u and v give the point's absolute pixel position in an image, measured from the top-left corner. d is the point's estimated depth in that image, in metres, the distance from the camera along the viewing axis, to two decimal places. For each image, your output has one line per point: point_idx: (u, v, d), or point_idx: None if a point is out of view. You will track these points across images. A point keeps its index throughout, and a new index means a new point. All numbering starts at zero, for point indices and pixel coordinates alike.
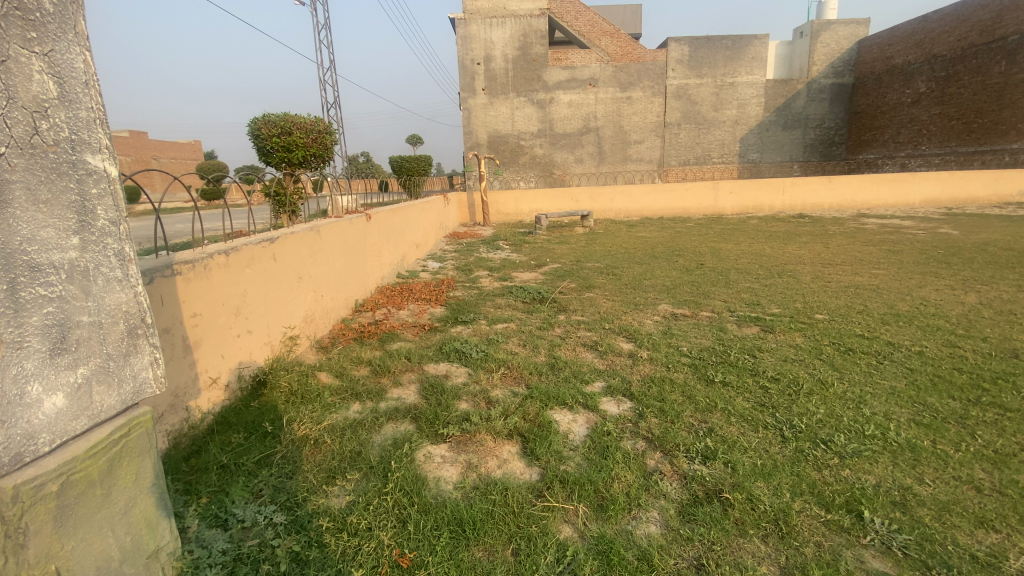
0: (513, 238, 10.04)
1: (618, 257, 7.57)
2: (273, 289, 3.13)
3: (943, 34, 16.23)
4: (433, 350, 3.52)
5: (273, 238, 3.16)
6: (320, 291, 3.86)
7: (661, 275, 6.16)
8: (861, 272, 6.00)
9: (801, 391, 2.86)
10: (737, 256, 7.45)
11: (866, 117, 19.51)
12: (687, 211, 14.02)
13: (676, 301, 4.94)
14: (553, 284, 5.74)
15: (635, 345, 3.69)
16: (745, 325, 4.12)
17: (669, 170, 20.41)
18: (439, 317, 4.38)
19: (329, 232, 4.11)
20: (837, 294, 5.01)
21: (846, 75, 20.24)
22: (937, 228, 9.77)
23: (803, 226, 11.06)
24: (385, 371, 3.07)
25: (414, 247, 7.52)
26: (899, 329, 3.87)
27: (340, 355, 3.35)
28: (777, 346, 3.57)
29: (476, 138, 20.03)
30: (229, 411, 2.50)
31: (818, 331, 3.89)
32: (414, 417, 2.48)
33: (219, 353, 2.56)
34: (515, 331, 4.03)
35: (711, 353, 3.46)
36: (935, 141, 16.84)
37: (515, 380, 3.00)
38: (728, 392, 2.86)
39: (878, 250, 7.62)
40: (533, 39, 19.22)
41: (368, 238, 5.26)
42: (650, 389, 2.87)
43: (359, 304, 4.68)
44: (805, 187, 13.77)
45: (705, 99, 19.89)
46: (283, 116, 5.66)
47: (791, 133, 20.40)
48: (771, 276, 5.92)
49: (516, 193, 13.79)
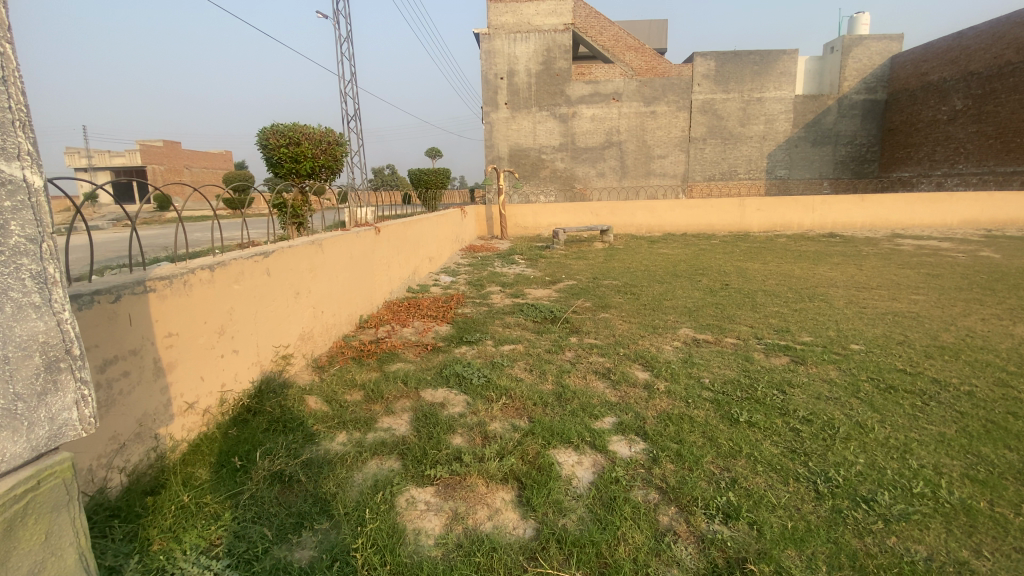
0: (530, 252, 9.83)
1: (637, 275, 7.29)
2: (266, 306, 2.97)
3: (979, 51, 15.54)
4: (433, 373, 3.30)
5: (267, 252, 3.01)
6: (320, 307, 3.69)
7: (683, 296, 5.86)
8: (899, 298, 5.59)
9: (836, 436, 2.53)
10: (764, 276, 7.09)
11: (900, 134, 18.83)
12: (711, 228, 13.62)
13: (699, 325, 4.63)
14: (567, 303, 5.49)
15: (651, 374, 3.41)
16: (773, 355, 3.79)
17: (693, 185, 20.03)
18: (443, 336, 4.17)
19: (333, 245, 3.96)
20: (874, 322, 4.63)
21: (878, 91, 19.63)
22: (978, 251, 9.21)
23: (833, 246, 10.58)
24: (377, 396, 2.87)
25: (427, 261, 7.37)
26: (945, 365, 3.48)
27: (334, 376, 3.17)
28: (809, 381, 3.23)
29: (498, 151, 20.02)
30: (205, 440, 2.33)
31: (855, 365, 3.53)
32: (401, 453, 2.25)
33: (199, 376, 2.40)
34: (521, 354, 3.78)
35: (736, 387, 3.16)
36: (973, 160, 16.01)
37: (517, 412, 2.76)
38: (753, 434, 2.56)
39: (915, 273, 7.16)
40: (557, 53, 19.20)
41: (377, 252, 5.10)
42: (666, 429, 2.59)
43: (363, 319, 4.51)
44: (836, 205, 13.24)
45: (731, 114, 19.52)
46: (291, 127, 5.60)
47: (820, 149, 19.85)
48: (801, 299, 5.57)
49: (535, 207, 13.62)
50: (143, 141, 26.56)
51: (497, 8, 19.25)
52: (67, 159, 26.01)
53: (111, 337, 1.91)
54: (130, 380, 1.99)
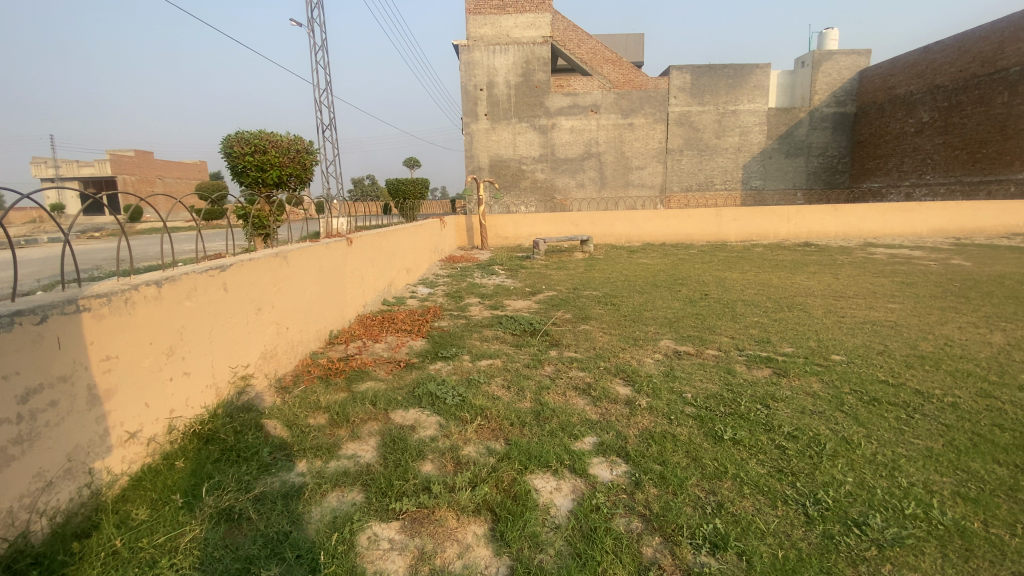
0: (510, 263, 9.72)
1: (618, 285, 7.23)
2: (222, 323, 2.77)
3: (945, 64, 16.13)
4: (405, 392, 3.12)
5: (224, 265, 2.82)
6: (285, 323, 3.50)
7: (663, 306, 5.80)
8: (876, 307, 5.62)
9: (823, 454, 2.44)
10: (742, 286, 7.11)
11: (869, 146, 19.39)
12: (690, 238, 13.73)
13: (680, 337, 4.54)
14: (547, 315, 5.37)
15: (632, 389, 3.28)
16: (755, 367, 3.71)
17: (671, 196, 20.27)
18: (417, 351, 4.00)
19: (299, 258, 3.76)
20: (853, 331, 4.61)
21: (848, 104, 20.18)
22: (948, 259, 9.42)
23: (810, 255, 10.72)
24: (344, 420, 2.68)
25: (404, 272, 7.20)
26: (926, 375, 3.45)
27: (300, 398, 2.99)
28: (793, 395, 3.15)
29: (478, 162, 19.96)
30: (149, 472, 2.13)
31: (837, 376, 3.47)
32: (365, 484, 2.09)
33: (143, 402, 2.20)
34: (499, 370, 3.63)
35: (719, 401, 3.05)
36: (940, 171, 16.52)
37: (493, 434, 2.60)
38: (739, 453, 2.45)
39: (889, 282, 7.25)
40: (536, 66, 19.31)
41: (349, 264, 4.92)
42: (648, 449, 2.47)
43: (332, 335, 4.31)
44: (811, 215, 13.49)
45: (707, 126, 19.84)
46: (257, 135, 5.41)
47: (793, 161, 20.28)
48: (780, 309, 5.56)
49: (515, 217, 13.55)
50: (113, 151, 25.80)
51: (476, 20, 19.30)
52: (34, 170, 25.22)
53: (34, 363, 1.72)
54: (59, 411, 1.79)
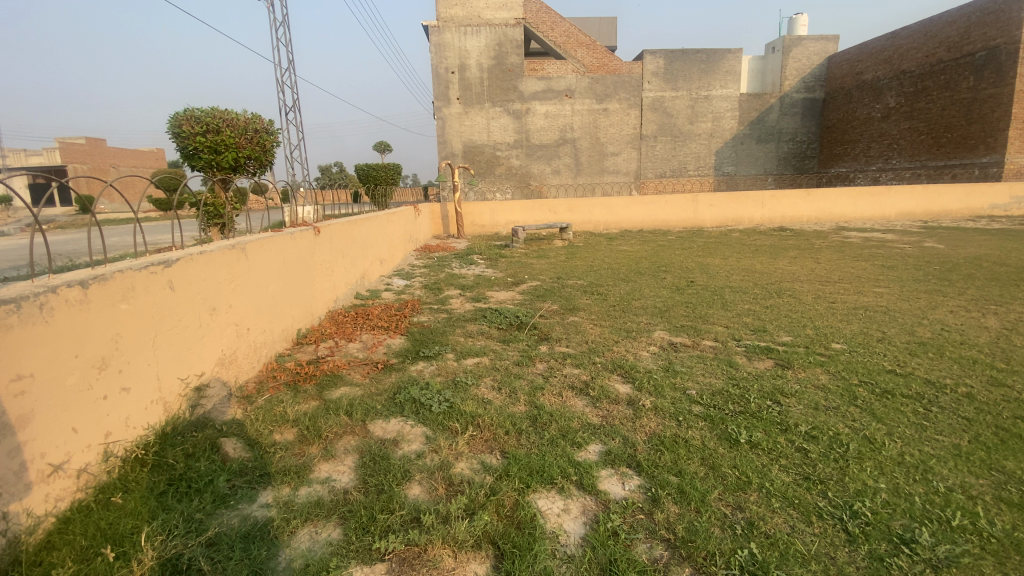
0: (488, 252, 9.38)
1: (601, 273, 7.01)
2: (168, 327, 2.39)
3: (911, 50, 16.38)
4: (385, 399, 2.81)
5: (169, 260, 2.43)
6: (244, 323, 3.12)
7: (651, 295, 5.59)
8: (864, 291, 5.52)
9: (849, 456, 2.25)
10: (727, 272, 6.98)
11: (837, 131, 19.66)
12: (667, 224, 13.63)
13: (673, 327, 4.32)
14: (533, 307, 5.09)
15: (633, 387, 3.03)
16: (756, 358, 3.51)
17: (646, 182, 20.19)
18: (396, 351, 3.67)
19: (260, 250, 3.37)
20: (848, 318, 4.48)
21: (817, 90, 20.39)
22: (921, 242, 9.53)
23: (787, 240, 10.72)
24: (316, 435, 2.35)
25: (377, 263, 6.79)
26: (932, 363, 3.32)
27: (263, 410, 2.63)
28: (803, 389, 2.96)
29: (451, 148, 19.43)
30: (82, 510, 1.76)
31: (843, 367, 3.30)
32: (343, 517, 1.78)
33: (71, 427, 1.81)
34: (487, 369, 3.33)
35: (727, 399, 2.83)
36: (905, 156, 16.85)
37: (487, 446, 2.32)
38: (760, 459, 2.23)
39: (871, 266, 7.22)
40: (508, 48, 18.80)
41: (317, 255, 4.52)
42: (662, 457, 2.22)
43: (301, 335, 3.93)
44: (784, 200, 13.53)
45: (680, 111, 19.75)
46: (209, 112, 4.91)
47: (764, 146, 20.43)
48: (770, 295, 5.41)
49: (491, 205, 13.18)
50: (61, 139, 24.23)
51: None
52: None
53: None
54: None
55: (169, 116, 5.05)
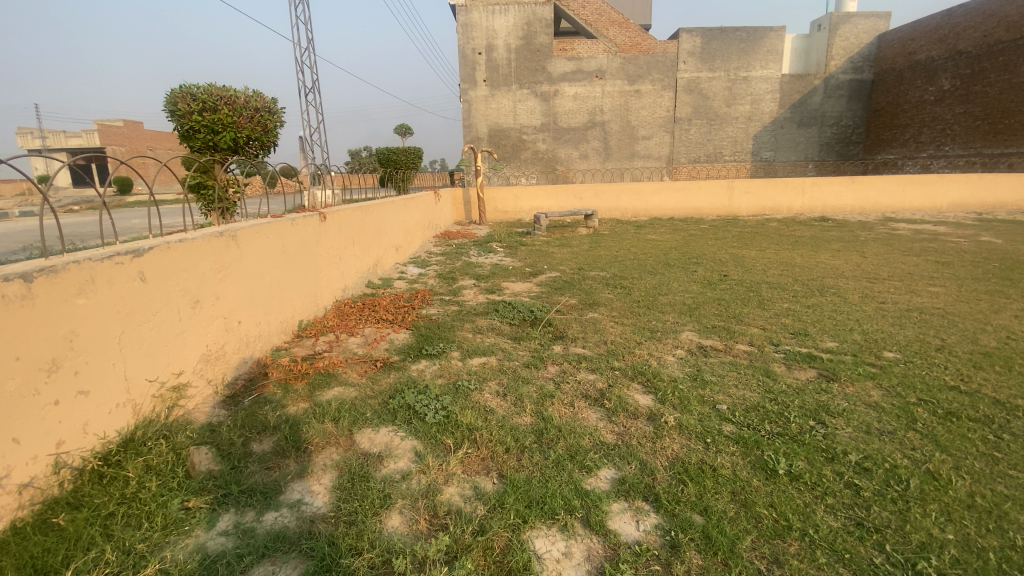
0: (509, 239, 9.07)
1: (626, 264, 6.62)
2: (137, 323, 2.18)
3: (969, 29, 15.06)
4: (379, 403, 2.56)
5: (141, 250, 2.22)
6: (234, 316, 2.92)
7: (680, 289, 5.20)
8: (917, 291, 4.99)
9: (909, 497, 1.88)
10: (763, 265, 6.49)
11: (886, 115, 18.41)
12: (699, 211, 13.02)
13: (703, 328, 3.95)
14: (550, 300, 4.77)
15: (654, 400, 2.70)
16: (797, 368, 3.13)
17: (678, 167, 19.40)
18: (398, 347, 3.41)
19: (253, 237, 3.14)
20: (901, 321, 4.01)
21: (865, 71, 19.08)
22: (978, 236, 8.72)
23: (828, 231, 10.06)
24: (294, 448, 2.13)
25: (393, 250, 6.57)
26: (1001, 379, 2.86)
27: (244, 414, 2.43)
28: (851, 407, 2.57)
29: (476, 131, 19.07)
30: (18, 534, 1.56)
31: (898, 381, 2.88)
32: (306, 557, 1.54)
33: (11, 437, 1.61)
34: (493, 371, 3.05)
35: (763, 417, 2.48)
36: (959, 142, 15.60)
37: (483, 467, 2.05)
38: (802, 496, 1.89)
39: (923, 261, 6.60)
40: (537, 28, 18.19)
41: (323, 243, 4.31)
42: (684, 491, 1.90)
43: (301, 326, 3.72)
44: (826, 188, 12.73)
45: (717, 93, 18.84)
46: (206, 89, 4.71)
47: (806, 130, 19.35)
48: (811, 293, 4.96)
49: (515, 190, 12.82)
50: (101, 121, 24.84)
51: None
52: (20, 141, 24.37)
53: None
54: None
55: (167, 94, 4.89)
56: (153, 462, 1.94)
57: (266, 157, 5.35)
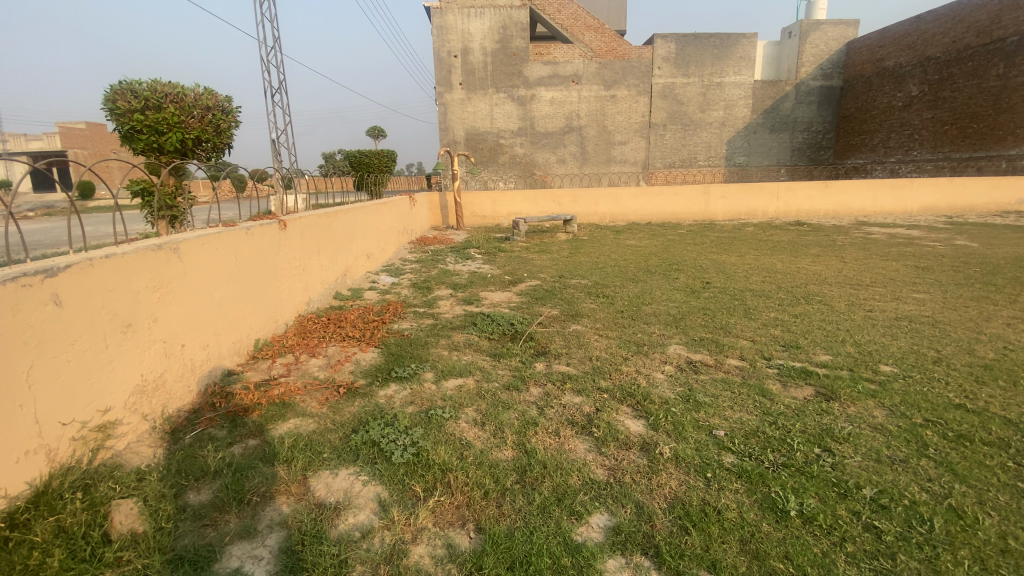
0: (487, 246, 8.80)
1: (607, 272, 6.43)
2: (51, 354, 1.84)
3: (937, 36, 15.44)
4: (339, 439, 2.27)
5: (57, 268, 1.89)
6: (176, 339, 2.59)
7: (663, 299, 5.01)
8: (903, 298, 4.90)
9: (938, 542, 1.69)
10: (745, 272, 6.38)
11: (855, 121, 18.83)
12: (677, 216, 12.98)
13: (690, 340, 3.74)
14: (531, 312, 4.53)
15: (646, 425, 2.47)
16: (793, 386, 2.94)
17: (654, 172, 19.45)
18: (365, 370, 3.11)
19: (198, 249, 2.80)
20: (892, 332, 3.88)
21: (834, 78, 19.50)
22: (951, 239, 8.83)
23: (804, 235, 10.09)
24: (236, 500, 1.82)
25: (363, 258, 6.25)
26: (1008, 396, 2.72)
27: (182, 455, 2.10)
28: (857, 431, 2.39)
29: (453, 135, 18.77)
30: None
31: (901, 400, 2.71)
32: None
33: None
34: (470, 396, 2.78)
35: (766, 445, 2.28)
36: (927, 147, 15.98)
37: (458, 517, 1.78)
38: (819, 544, 1.68)
39: (904, 266, 6.57)
40: (513, 31, 18.06)
41: (284, 253, 3.98)
42: (688, 542, 1.68)
43: (257, 346, 3.38)
44: (801, 192, 12.83)
45: (691, 99, 18.97)
46: (150, 85, 4.34)
47: (778, 136, 19.64)
48: (797, 301, 4.83)
49: (492, 195, 12.58)
50: (62, 122, 23.74)
51: None
52: None
53: None
54: None
55: (106, 91, 4.49)
56: (65, 523, 1.59)
57: (219, 159, 5.01)
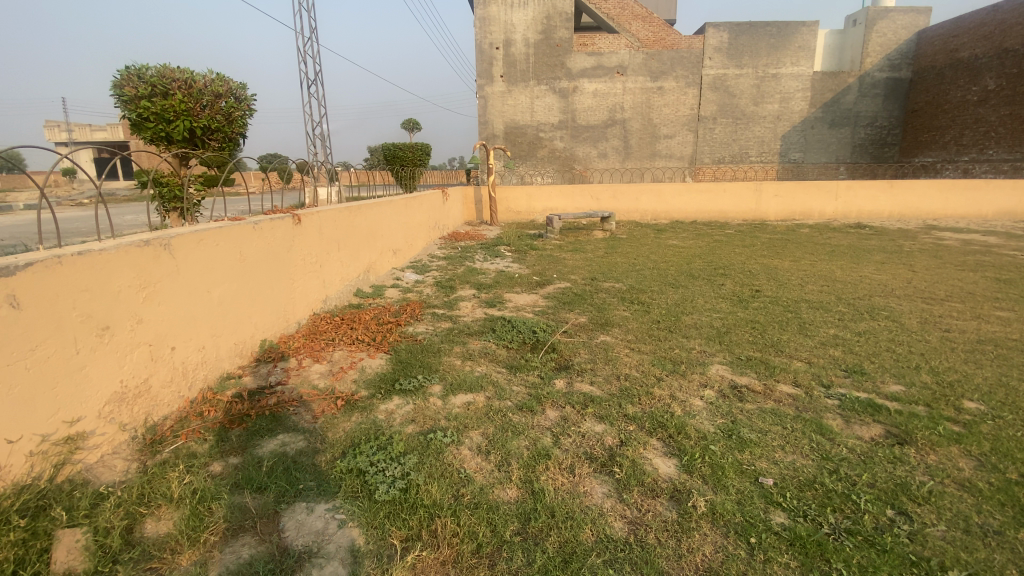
0: (519, 243, 8.48)
1: (644, 275, 6.00)
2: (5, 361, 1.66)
3: (1015, 26, 13.89)
4: (326, 464, 2.02)
5: (14, 266, 1.71)
6: (165, 342, 2.41)
7: (705, 308, 4.56)
8: (987, 317, 4.26)
9: None
10: (800, 279, 5.79)
11: (925, 115, 17.32)
12: (724, 215, 12.23)
13: (735, 360, 3.31)
14: (557, 318, 4.19)
15: (678, 466, 2.10)
16: (857, 423, 2.48)
17: (701, 168, 18.53)
18: (369, 379, 2.86)
19: (193, 245, 2.60)
20: (977, 358, 3.32)
21: (903, 69, 17.99)
22: None
23: (866, 239, 9.25)
24: (194, 538, 1.60)
25: (389, 253, 6.05)
26: None
27: (154, 472, 1.90)
28: (940, 489, 1.94)
29: (492, 128, 18.46)
30: None
31: (996, 449, 2.22)
32: None
33: None
34: (477, 415, 2.48)
35: (826, 501, 1.87)
36: (1003, 146, 14.46)
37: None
38: None
39: (984, 278, 5.82)
40: (557, 22, 17.62)
41: (298, 248, 3.79)
42: None
43: (262, 348, 3.20)
44: (862, 192, 11.82)
45: (744, 91, 17.96)
46: (160, 72, 4.26)
47: (837, 131, 18.34)
48: (860, 316, 4.28)
49: (529, 190, 12.23)
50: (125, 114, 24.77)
51: None
52: (47, 133, 24.86)
53: None
54: None
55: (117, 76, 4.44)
56: None
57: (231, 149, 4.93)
